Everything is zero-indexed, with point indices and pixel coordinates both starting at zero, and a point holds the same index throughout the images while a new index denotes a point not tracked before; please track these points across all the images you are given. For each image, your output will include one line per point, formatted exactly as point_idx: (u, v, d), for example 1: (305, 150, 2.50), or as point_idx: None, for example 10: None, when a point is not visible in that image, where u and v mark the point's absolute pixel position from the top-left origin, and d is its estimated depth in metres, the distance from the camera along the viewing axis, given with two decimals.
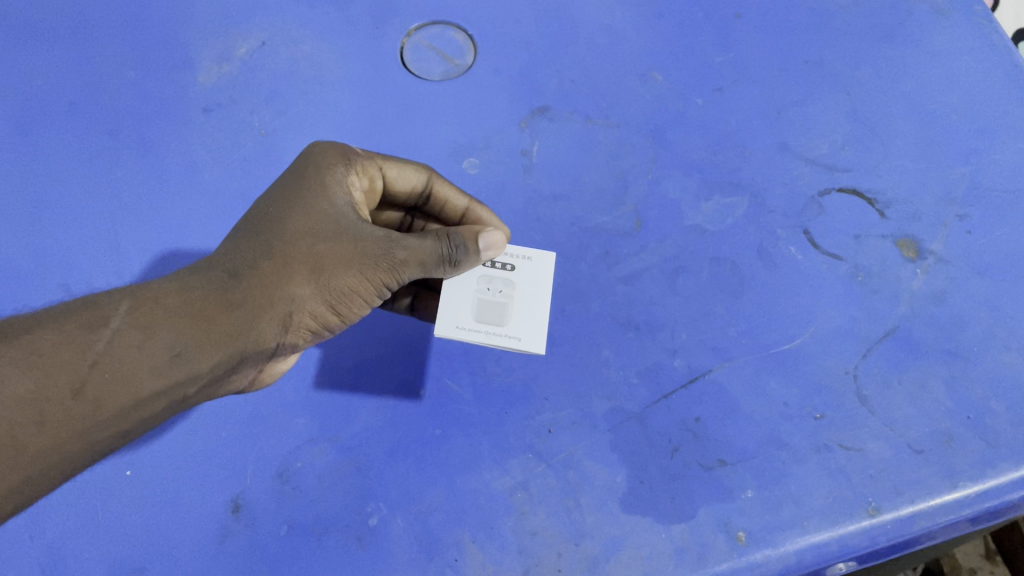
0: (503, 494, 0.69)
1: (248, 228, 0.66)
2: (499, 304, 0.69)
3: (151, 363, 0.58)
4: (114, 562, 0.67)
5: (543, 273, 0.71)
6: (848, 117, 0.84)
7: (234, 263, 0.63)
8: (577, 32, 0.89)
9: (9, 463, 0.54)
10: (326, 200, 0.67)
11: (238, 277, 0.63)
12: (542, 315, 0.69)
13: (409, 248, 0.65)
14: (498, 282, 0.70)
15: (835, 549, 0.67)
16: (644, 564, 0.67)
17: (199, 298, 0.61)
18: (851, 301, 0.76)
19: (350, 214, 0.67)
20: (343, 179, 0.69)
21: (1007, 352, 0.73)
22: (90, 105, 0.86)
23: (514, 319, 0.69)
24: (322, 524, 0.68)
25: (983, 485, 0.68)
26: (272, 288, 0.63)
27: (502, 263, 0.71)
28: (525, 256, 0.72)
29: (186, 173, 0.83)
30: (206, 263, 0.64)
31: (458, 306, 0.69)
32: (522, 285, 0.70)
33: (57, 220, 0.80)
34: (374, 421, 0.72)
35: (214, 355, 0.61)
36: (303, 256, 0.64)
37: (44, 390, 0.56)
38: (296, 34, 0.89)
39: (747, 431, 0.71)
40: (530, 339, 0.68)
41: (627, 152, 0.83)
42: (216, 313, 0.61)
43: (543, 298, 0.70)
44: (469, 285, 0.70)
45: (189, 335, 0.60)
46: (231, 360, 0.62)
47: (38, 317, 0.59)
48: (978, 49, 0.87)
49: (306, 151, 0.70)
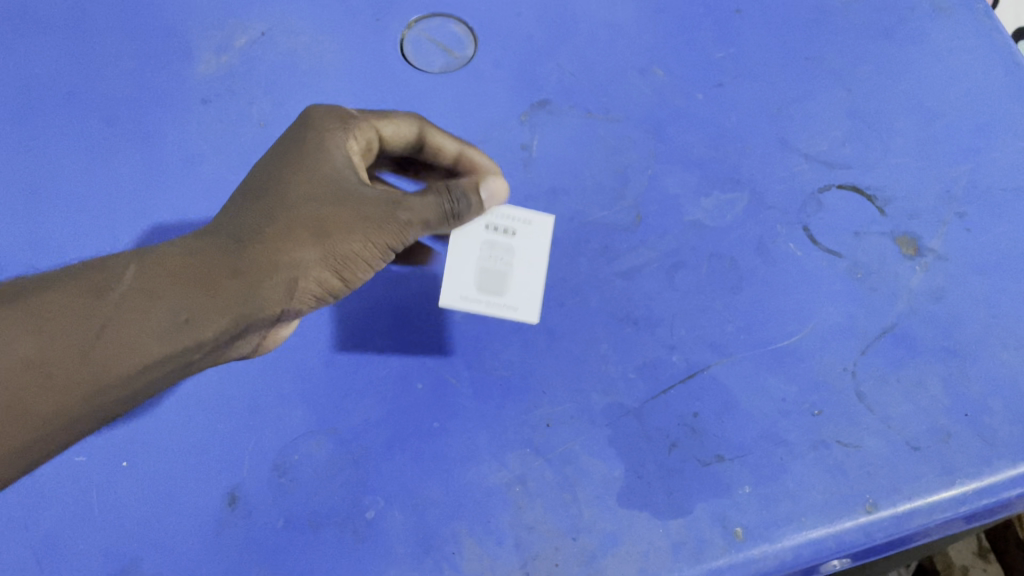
0: (500, 488, 0.69)
1: (252, 194, 0.66)
2: (501, 273, 0.68)
3: (157, 329, 0.59)
4: (110, 553, 0.67)
5: (542, 242, 0.70)
6: (848, 114, 0.84)
7: (239, 230, 0.63)
8: (578, 26, 0.89)
9: (20, 421, 0.57)
10: (326, 164, 0.66)
11: (243, 244, 0.62)
12: (541, 285, 0.69)
13: (411, 210, 0.65)
14: (498, 248, 0.69)
15: (831, 546, 0.67)
16: (640, 559, 0.67)
17: (204, 264, 0.61)
18: (850, 297, 0.76)
19: (351, 175, 0.66)
20: (342, 142, 0.68)
21: (1004, 350, 0.73)
22: (88, 94, 0.85)
23: (515, 289, 0.68)
24: (319, 517, 0.68)
25: (979, 482, 0.69)
26: (277, 251, 0.62)
27: (502, 228, 0.70)
28: (524, 219, 0.70)
29: (184, 162, 0.82)
30: (211, 229, 0.64)
31: (461, 274, 0.68)
32: (522, 253, 0.69)
33: (54, 209, 0.80)
34: (371, 414, 0.71)
35: (220, 319, 0.61)
36: (307, 220, 0.63)
37: (52, 352, 0.58)
38: (295, 26, 0.89)
39: (745, 426, 0.71)
40: (527, 310, 0.68)
41: (627, 146, 0.83)
42: (222, 277, 0.61)
43: (542, 267, 0.70)
44: (470, 251, 0.69)
45: (196, 299, 0.60)
46: (237, 326, 0.62)
47: (51, 279, 0.61)
48: (979, 48, 0.87)
49: (304, 117, 0.70)
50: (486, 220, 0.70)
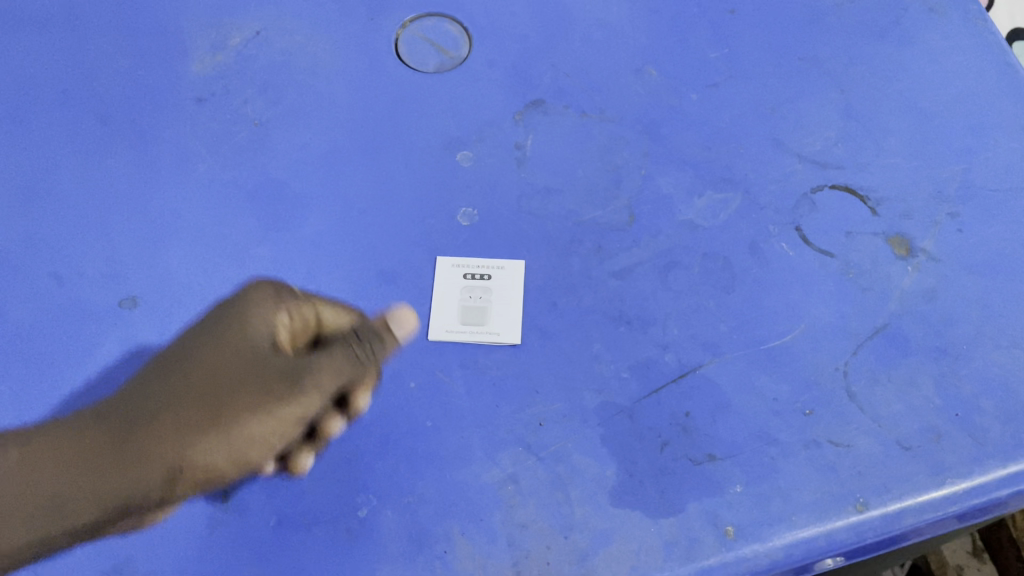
0: (493, 487, 0.69)
1: (158, 368, 0.67)
2: (482, 309, 0.75)
3: (31, 498, 0.63)
4: (103, 551, 0.67)
5: (515, 277, 0.77)
6: (842, 114, 0.84)
7: (134, 405, 0.65)
8: (572, 26, 0.89)
9: None
10: (241, 336, 0.65)
11: (133, 425, 0.63)
12: (519, 312, 0.75)
13: (314, 378, 0.65)
14: (477, 288, 0.76)
15: (822, 545, 0.67)
16: (632, 558, 0.67)
17: (91, 440, 0.64)
18: (842, 297, 0.76)
19: (266, 348, 0.65)
20: (269, 317, 0.67)
21: (995, 350, 0.74)
22: (83, 93, 0.85)
23: (496, 320, 0.75)
24: (312, 515, 0.68)
25: (970, 482, 0.69)
26: (171, 444, 0.62)
27: (479, 272, 0.77)
28: (498, 266, 0.78)
29: (178, 161, 0.82)
30: (111, 405, 0.67)
31: (446, 312, 0.75)
32: (500, 291, 0.76)
33: (49, 208, 0.80)
34: (365, 413, 0.71)
35: (95, 509, 0.64)
36: (200, 399, 0.63)
37: None
38: (290, 25, 0.89)
39: (737, 425, 0.71)
40: (509, 332, 0.75)
41: (621, 146, 0.83)
42: (106, 457, 0.63)
43: (518, 300, 0.76)
44: (453, 293, 0.76)
45: (75, 480, 0.63)
46: (121, 506, 0.64)
47: None
48: (972, 49, 0.87)
49: (241, 291, 0.69)
50: (464, 267, 0.77)
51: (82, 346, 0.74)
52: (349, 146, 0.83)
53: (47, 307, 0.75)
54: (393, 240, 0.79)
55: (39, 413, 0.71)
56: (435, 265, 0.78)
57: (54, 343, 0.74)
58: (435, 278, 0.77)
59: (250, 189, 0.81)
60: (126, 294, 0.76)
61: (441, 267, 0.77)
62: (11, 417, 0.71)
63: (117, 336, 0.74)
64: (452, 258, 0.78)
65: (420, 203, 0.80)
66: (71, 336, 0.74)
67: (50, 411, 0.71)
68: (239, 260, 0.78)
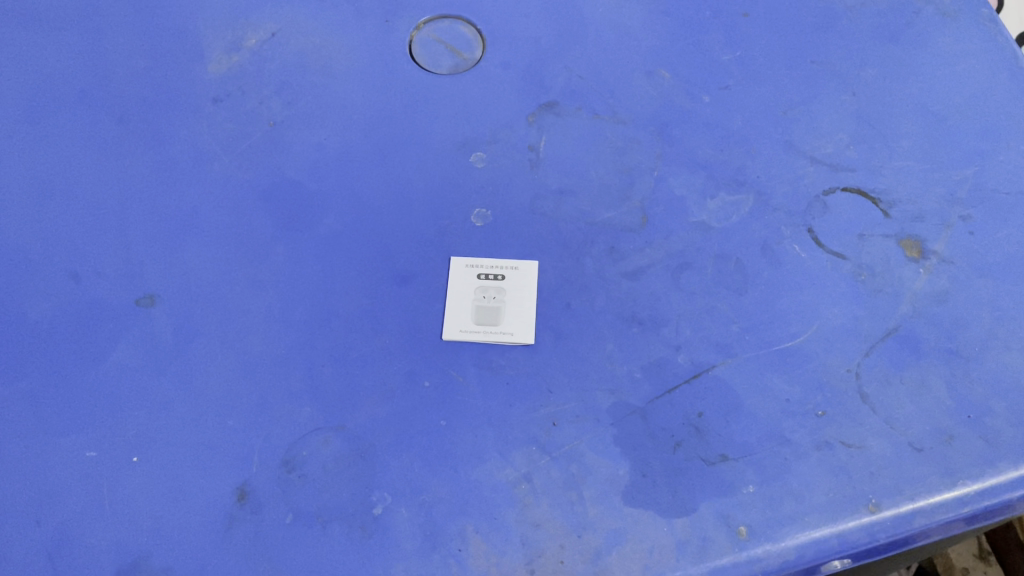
0: (506, 486, 0.70)
1: None
2: (496, 309, 0.76)
3: None
4: (120, 547, 0.67)
5: (528, 277, 0.77)
6: (854, 117, 0.85)
7: None
8: (585, 28, 0.89)
9: None
10: None
11: None
12: (532, 313, 0.76)
13: None
14: (491, 289, 0.77)
15: (834, 545, 0.68)
16: (645, 557, 0.67)
17: None
18: (854, 299, 0.76)
19: None
20: None
21: (1007, 353, 0.74)
22: (100, 92, 0.86)
23: (510, 320, 0.75)
24: (327, 512, 0.69)
25: (982, 483, 0.69)
26: None
27: (492, 272, 0.78)
28: (512, 266, 0.78)
29: (194, 160, 0.83)
30: None
31: (459, 312, 0.76)
32: (513, 292, 0.77)
33: (67, 206, 0.80)
34: (379, 411, 0.72)
35: None
36: None
37: None
38: (306, 27, 0.90)
39: (749, 426, 0.71)
40: (522, 332, 0.75)
41: (633, 147, 0.83)
42: None
43: (532, 301, 0.76)
44: (467, 293, 0.77)
45: None
46: None
47: None
48: (983, 52, 0.88)
49: None
50: (477, 267, 0.78)
51: (99, 344, 0.74)
52: (363, 146, 0.84)
53: (65, 304, 0.76)
54: (407, 239, 0.79)
55: (57, 411, 0.72)
56: (449, 265, 0.78)
57: (71, 342, 0.74)
58: (449, 278, 0.77)
59: (265, 189, 0.81)
60: (143, 293, 0.76)
61: (455, 267, 0.78)
62: (30, 415, 0.71)
63: (134, 334, 0.75)
64: (466, 258, 0.78)
65: (434, 203, 0.81)
66: (88, 334, 0.75)
67: (70, 407, 0.72)
68: (255, 259, 0.78)
